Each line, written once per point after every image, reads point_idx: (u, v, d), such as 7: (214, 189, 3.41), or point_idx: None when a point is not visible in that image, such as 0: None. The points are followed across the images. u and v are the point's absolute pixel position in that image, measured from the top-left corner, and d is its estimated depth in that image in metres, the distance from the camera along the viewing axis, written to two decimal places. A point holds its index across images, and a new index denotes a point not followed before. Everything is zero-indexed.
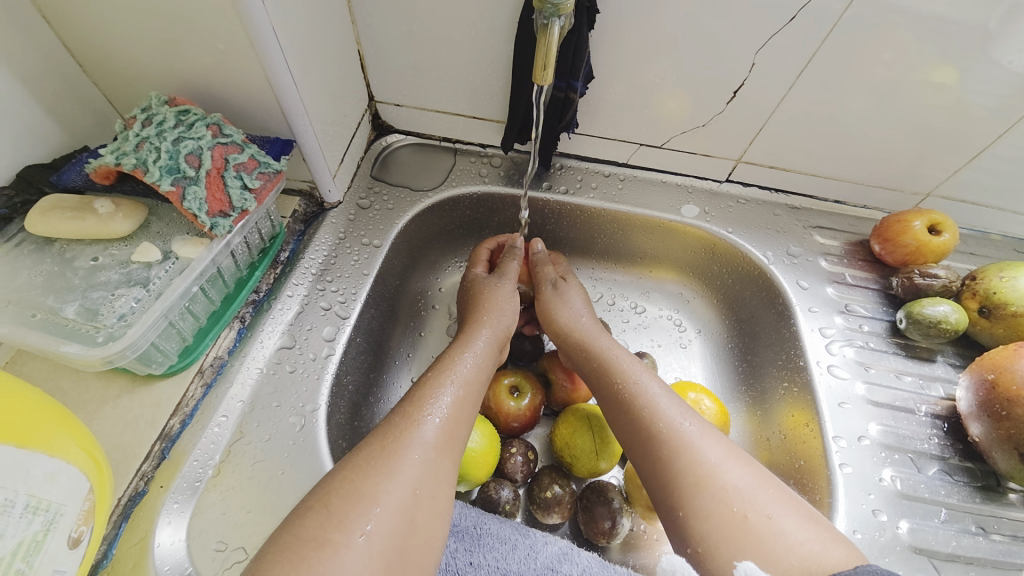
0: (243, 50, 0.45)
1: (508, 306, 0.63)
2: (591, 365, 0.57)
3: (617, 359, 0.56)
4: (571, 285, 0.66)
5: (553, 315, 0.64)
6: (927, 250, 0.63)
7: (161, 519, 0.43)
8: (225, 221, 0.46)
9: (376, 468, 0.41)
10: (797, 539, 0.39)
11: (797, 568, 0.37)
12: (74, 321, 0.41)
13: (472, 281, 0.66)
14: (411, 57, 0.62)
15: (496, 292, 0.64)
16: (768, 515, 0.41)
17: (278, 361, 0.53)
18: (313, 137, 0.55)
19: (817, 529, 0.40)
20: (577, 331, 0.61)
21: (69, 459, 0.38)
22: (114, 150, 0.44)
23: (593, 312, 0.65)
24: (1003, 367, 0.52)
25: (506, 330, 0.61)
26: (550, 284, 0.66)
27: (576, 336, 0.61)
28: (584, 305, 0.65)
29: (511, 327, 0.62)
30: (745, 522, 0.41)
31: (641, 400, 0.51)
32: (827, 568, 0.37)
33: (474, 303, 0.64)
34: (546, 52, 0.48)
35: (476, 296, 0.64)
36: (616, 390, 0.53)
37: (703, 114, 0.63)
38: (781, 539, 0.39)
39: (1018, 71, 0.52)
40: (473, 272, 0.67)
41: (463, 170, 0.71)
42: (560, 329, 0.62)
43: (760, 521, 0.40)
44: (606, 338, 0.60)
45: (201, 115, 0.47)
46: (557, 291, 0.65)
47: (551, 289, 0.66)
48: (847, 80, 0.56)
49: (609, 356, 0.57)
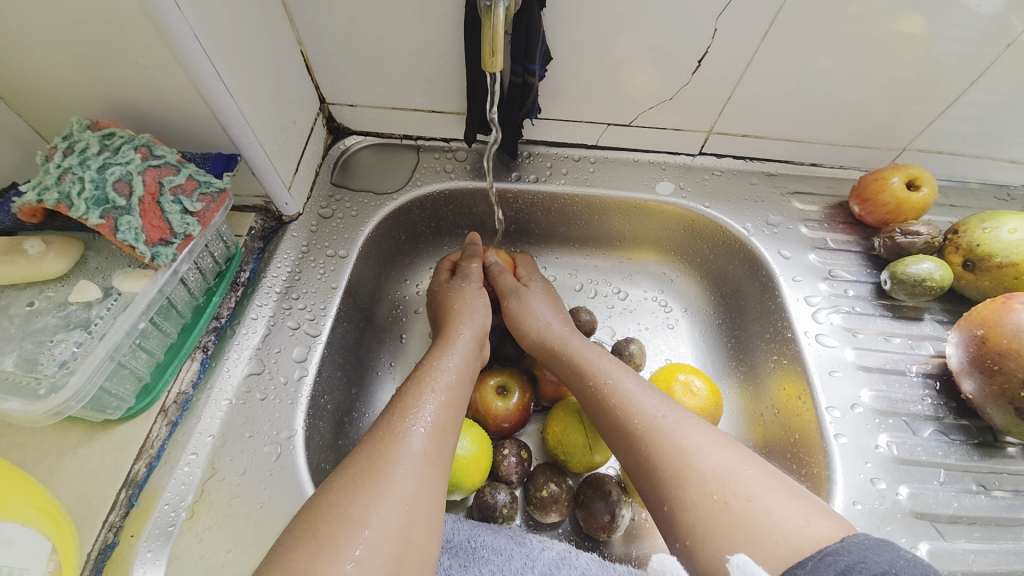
0: (168, 63, 0.42)
1: (479, 303, 0.62)
2: (565, 369, 0.56)
3: (590, 360, 0.55)
4: (534, 291, 0.65)
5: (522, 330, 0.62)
6: (907, 206, 0.62)
7: (135, 570, 0.41)
8: (168, 250, 0.43)
9: (364, 488, 0.39)
10: (782, 516, 0.38)
11: (783, 546, 0.36)
12: (13, 374, 0.38)
13: (438, 291, 0.65)
14: (358, 54, 0.58)
15: (463, 294, 0.62)
16: (750, 496, 0.39)
17: (247, 389, 0.50)
18: (260, 150, 0.52)
19: (799, 503, 0.39)
20: (548, 339, 0.59)
21: (25, 521, 0.35)
22: (34, 185, 0.40)
23: (562, 316, 0.63)
24: (993, 322, 0.50)
25: (483, 330, 0.59)
26: (513, 294, 0.64)
27: (544, 345, 0.59)
28: (552, 309, 0.63)
29: (487, 321, 0.61)
30: (728, 508, 0.39)
31: (616, 395, 0.50)
32: (812, 545, 0.35)
33: (444, 310, 0.62)
34: (493, 36, 0.46)
35: (447, 301, 0.62)
36: (589, 391, 0.53)
37: (669, 87, 0.60)
38: (766, 517, 0.38)
39: (983, 15, 0.50)
40: (437, 281, 0.66)
41: (427, 168, 0.69)
42: (530, 339, 0.61)
43: (742, 504, 0.39)
44: (578, 342, 0.58)
45: (127, 137, 0.43)
46: (521, 300, 0.63)
47: (514, 299, 0.64)
48: (815, 38, 0.54)
49: (580, 359, 0.56)
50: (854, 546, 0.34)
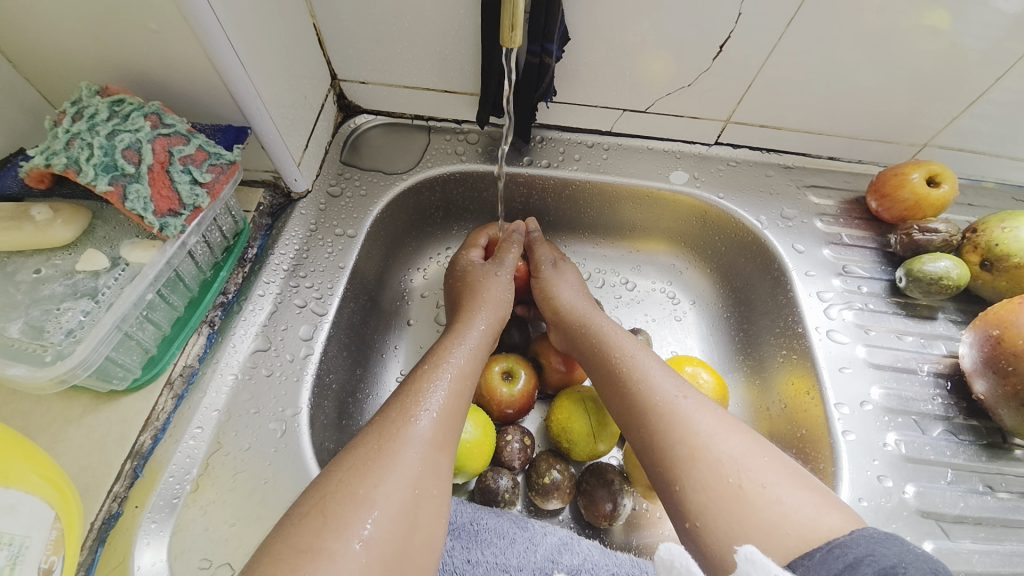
0: (178, 29, 0.41)
1: (502, 293, 0.61)
2: (588, 345, 0.56)
3: (613, 338, 0.55)
4: (566, 266, 0.65)
5: (552, 296, 0.62)
6: (925, 204, 0.60)
7: (140, 540, 0.41)
8: (176, 221, 0.42)
9: (374, 469, 0.39)
10: (792, 506, 0.37)
11: (792, 537, 0.36)
12: (19, 341, 0.38)
13: (466, 268, 0.63)
14: (371, 29, 0.57)
15: (488, 278, 0.62)
16: (762, 484, 0.39)
17: (253, 365, 0.50)
18: (270, 123, 0.51)
19: (811, 494, 0.38)
20: (576, 312, 0.60)
21: (28, 489, 0.35)
22: (42, 150, 0.40)
23: (589, 295, 0.63)
24: (1008, 322, 0.50)
25: (500, 318, 0.59)
26: (547, 263, 0.65)
27: (573, 318, 0.59)
28: (581, 287, 0.64)
29: (506, 309, 0.60)
30: (741, 492, 0.39)
31: (636, 373, 0.50)
32: (822, 536, 0.35)
33: (467, 289, 0.61)
34: (513, 10, 0.45)
35: (470, 280, 0.62)
36: (610, 366, 0.52)
37: (687, 74, 0.59)
38: (776, 507, 0.37)
39: (1011, 11, 0.49)
40: (467, 254, 0.65)
41: (437, 149, 0.67)
42: (559, 310, 0.61)
43: (755, 490, 0.39)
44: (603, 319, 0.58)
45: (137, 104, 0.43)
46: (555, 269, 0.64)
47: (548, 268, 0.64)
48: (840, 28, 0.52)
49: (605, 335, 0.55)
50: (864, 538, 0.34)
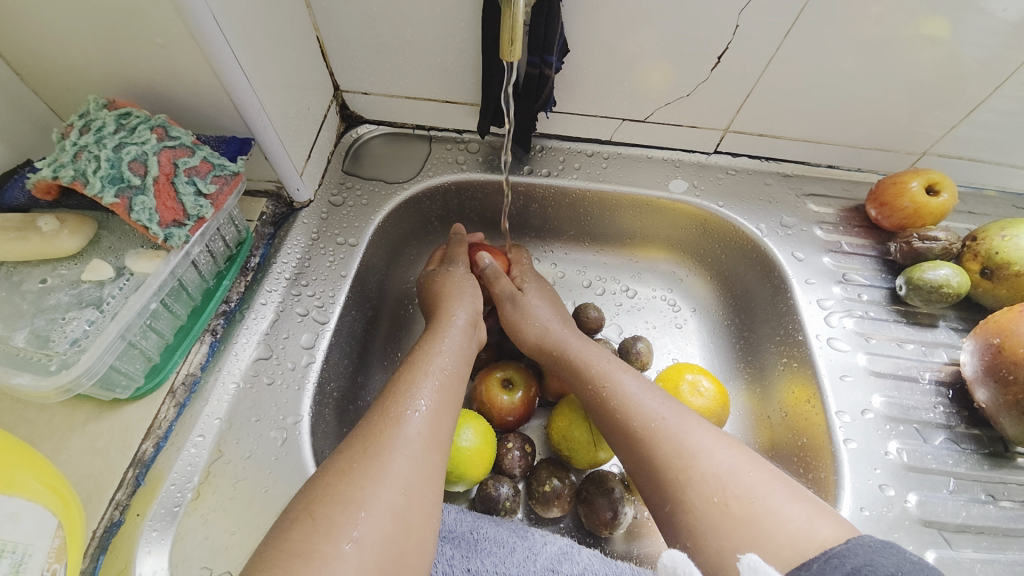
0: (185, 44, 0.42)
1: (474, 293, 0.61)
2: (568, 369, 0.56)
3: (590, 361, 0.54)
4: (530, 291, 0.64)
5: (519, 330, 0.61)
6: (925, 212, 0.61)
7: (141, 548, 0.41)
8: (180, 231, 0.43)
9: (361, 471, 0.39)
10: (785, 517, 0.37)
11: (786, 547, 0.36)
12: (25, 350, 0.39)
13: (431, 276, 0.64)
14: (374, 42, 0.58)
15: (453, 280, 0.62)
16: (752, 497, 0.39)
17: (255, 373, 0.50)
18: (273, 134, 0.52)
19: (803, 505, 0.38)
20: (548, 341, 0.59)
21: (31, 496, 0.35)
22: (50, 162, 0.41)
23: (561, 316, 0.63)
24: (1010, 330, 0.49)
25: (477, 314, 0.59)
26: (507, 300, 0.63)
27: (545, 346, 0.59)
28: (551, 307, 0.63)
29: (480, 306, 0.61)
30: (729, 510, 0.39)
31: (615, 398, 0.50)
32: (816, 546, 0.35)
33: (437, 293, 0.61)
34: (513, 24, 0.45)
35: (440, 285, 0.62)
36: (590, 392, 0.52)
37: (686, 84, 0.59)
38: (770, 519, 0.37)
39: (1009, 19, 0.49)
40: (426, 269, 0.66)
41: (439, 158, 0.68)
42: (530, 342, 0.60)
43: (744, 504, 0.39)
44: (579, 342, 0.58)
45: (143, 117, 0.43)
46: (518, 306, 0.62)
47: (511, 305, 0.63)
48: (837, 38, 0.53)
49: (581, 360, 0.55)
50: (861, 546, 0.34)
